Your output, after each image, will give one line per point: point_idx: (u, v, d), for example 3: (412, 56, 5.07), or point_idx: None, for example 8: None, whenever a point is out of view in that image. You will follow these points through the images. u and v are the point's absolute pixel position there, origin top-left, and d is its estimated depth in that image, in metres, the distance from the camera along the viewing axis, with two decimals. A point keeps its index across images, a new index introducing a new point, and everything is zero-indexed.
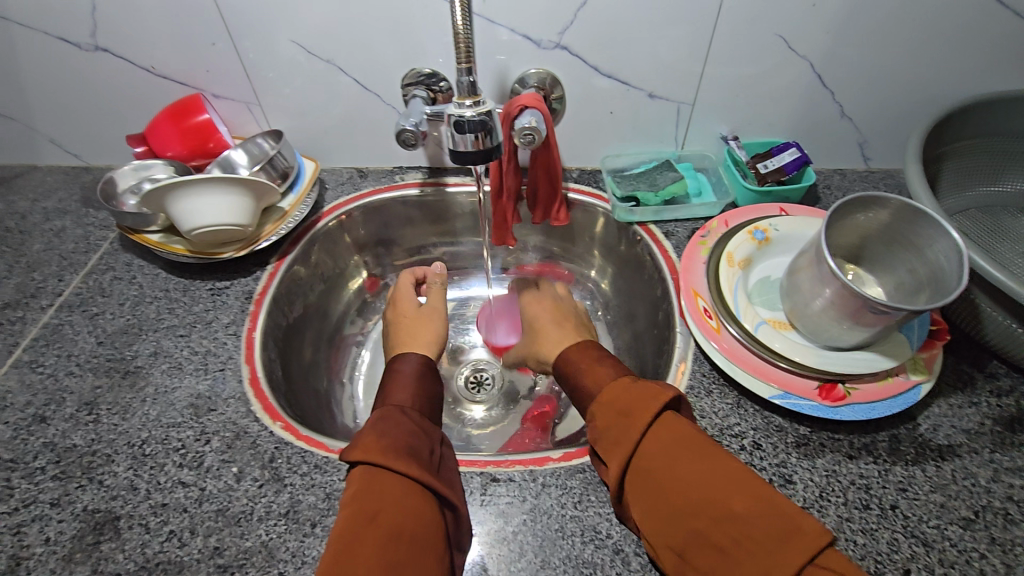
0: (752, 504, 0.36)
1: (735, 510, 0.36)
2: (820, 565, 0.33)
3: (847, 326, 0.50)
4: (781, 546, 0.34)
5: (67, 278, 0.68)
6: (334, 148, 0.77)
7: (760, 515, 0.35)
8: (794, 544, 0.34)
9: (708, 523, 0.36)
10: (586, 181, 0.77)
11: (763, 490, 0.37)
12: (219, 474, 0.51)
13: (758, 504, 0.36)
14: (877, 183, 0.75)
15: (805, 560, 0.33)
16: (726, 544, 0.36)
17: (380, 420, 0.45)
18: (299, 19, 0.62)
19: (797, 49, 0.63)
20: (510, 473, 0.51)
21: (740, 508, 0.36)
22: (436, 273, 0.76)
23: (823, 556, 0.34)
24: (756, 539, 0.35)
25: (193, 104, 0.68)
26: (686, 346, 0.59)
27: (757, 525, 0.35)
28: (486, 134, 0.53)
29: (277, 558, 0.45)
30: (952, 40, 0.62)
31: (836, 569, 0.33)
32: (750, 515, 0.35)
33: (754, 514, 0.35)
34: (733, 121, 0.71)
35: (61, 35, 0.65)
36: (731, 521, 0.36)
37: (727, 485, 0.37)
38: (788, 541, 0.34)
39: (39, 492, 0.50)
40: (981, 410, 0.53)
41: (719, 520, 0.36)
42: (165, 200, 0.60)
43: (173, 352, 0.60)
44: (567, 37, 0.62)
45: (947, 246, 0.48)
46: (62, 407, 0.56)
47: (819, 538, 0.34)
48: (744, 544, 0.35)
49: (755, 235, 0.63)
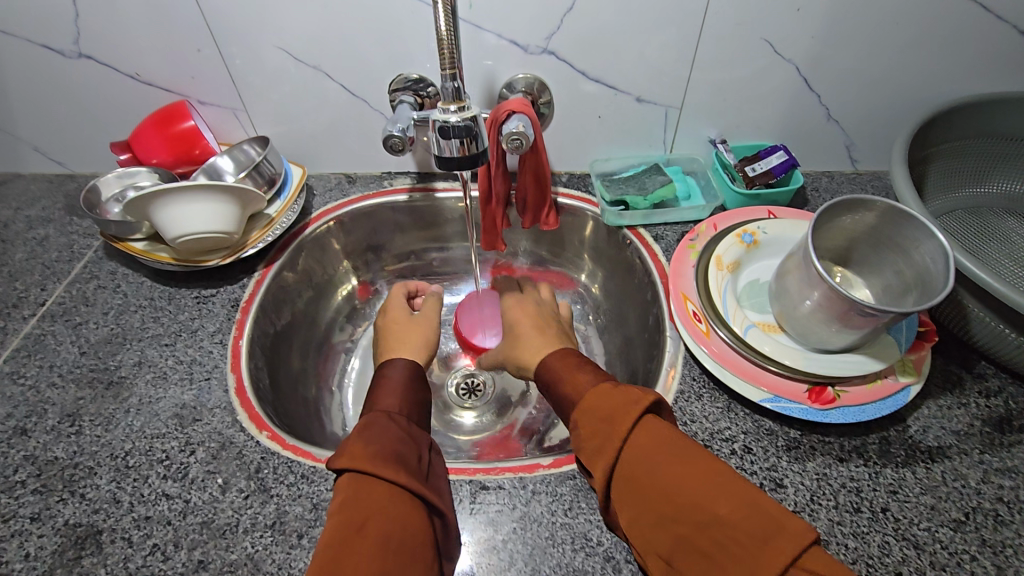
0: (735, 507, 0.36)
1: (719, 514, 0.36)
2: (805, 568, 0.33)
3: (836, 328, 0.50)
4: (766, 550, 0.34)
5: (50, 287, 0.67)
6: (322, 153, 0.77)
7: (744, 518, 0.35)
8: (778, 546, 0.33)
9: (693, 529, 0.36)
10: (575, 185, 0.77)
11: (747, 492, 0.36)
12: (204, 485, 0.50)
13: (744, 508, 0.36)
14: (865, 185, 0.75)
15: (791, 563, 0.33)
16: (711, 549, 0.36)
17: (367, 427, 0.44)
18: (285, 25, 0.61)
19: (784, 53, 0.63)
20: (500, 481, 0.50)
21: (724, 512, 0.36)
22: (432, 291, 0.76)
23: (809, 558, 0.33)
24: (740, 542, 0.35)
25: (178, 111, 0.67)
26: (676, 350, 0.59)
27: (741, 528, 0.35)
28: (472, 139, 0.53)
29: (263, 571, 0.45)
30: (937, 43, 0.62)
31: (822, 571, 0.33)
32: (733, 518, 0.35)
33: (737, 518, 0.35)
34: (721, 125, 0.71)
35: (43, 41, 0.65)
36: (718, 526, 0.35)
37: (711, 489, 0.37)
38: (774, 545, 0.34)
39: (19, 507, 0.49)
40: (970, 411, 0.53)
41: (704, 525, 0.36)
42: (149, 208, 0.59)
43: (158, 362, 0.59)
44: (555, 42, 0.62)
45: (933, 248, 0.48)
46: (44, 419, 0.55)
47: (802, 539, 0.33)
48: (728, 548, 0.35)
49: (744, 238, 0.63)
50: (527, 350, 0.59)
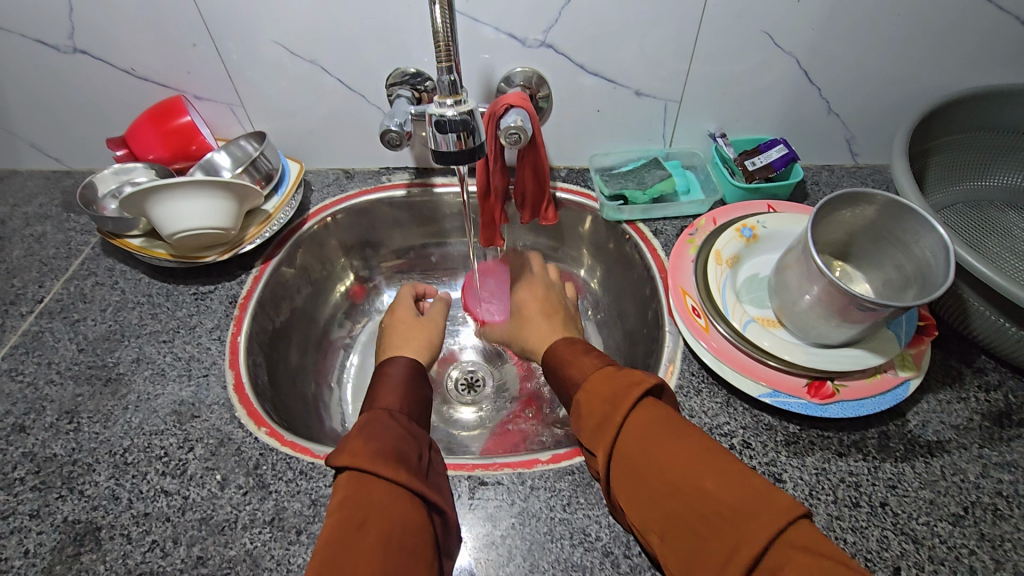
0: (724, 483, 0.36)
1: (710, 490, 0.36)
2: (792, 543, 0.33)
3: (836, 322, 0.49)
4: (753, 523, 0.34)
5: (47, 283, 0.67)
6: (320, 148, 0.76)
7: (731, 491, 0.36)
8: (763, 519, 0.33)
9: (683, 505, 0.37)
10: (574, 180, 0.77)
11: (736, 470, 0.37)
12: (203, 482, 0.50)
13: (731, 483, 0.36)
14: (865, 179, 0.75)
15: (776, 536, 0.33)
16: (700, 525, 0.36)
17: (367, 423, 0.45)
18: (281, 20, 0.61)
19: (783, 45, 0.63)
20: (498, 477, 0.50)
21: (712, 485, 0.36)
22: (440, 296, 0.75)
23: (796, 533, 0.33)
24: (727, 518, 0.35)
25: (174, 106, 0.67)
26: (675, 346, 0.59)
27: (729, 503, 0.35)
28: (468, 133, 0.52)
29: (262, 567, 0.45)
30: (937, 34, 0.62)
31: (808, 545, 0.32)
32: (720, 491, 0.36)
33: (725, 492, 0.36)
34: (721, 118, 0.71)
35: (38, 37, 0.64)
36: (708, 503, 0.36)
37: (700, 465, 0.38)
38: (759, 517, 0.34)
39: (18, 504, 0.49)
40: (970, 405, 0.53)
41: (694, 502, 0.36)
42: (145, 204, 0.59)
43: (156, 358, 0.59)
44: (552, 36, 0.62)
45: (933, 242, 0.48)
46: (42, 416, 0.55)
47: (788, 514, 0.33)
48: (719, 525, 0.35)
49: (743, 233, 0.63)
50: (538, 333, 0.64)
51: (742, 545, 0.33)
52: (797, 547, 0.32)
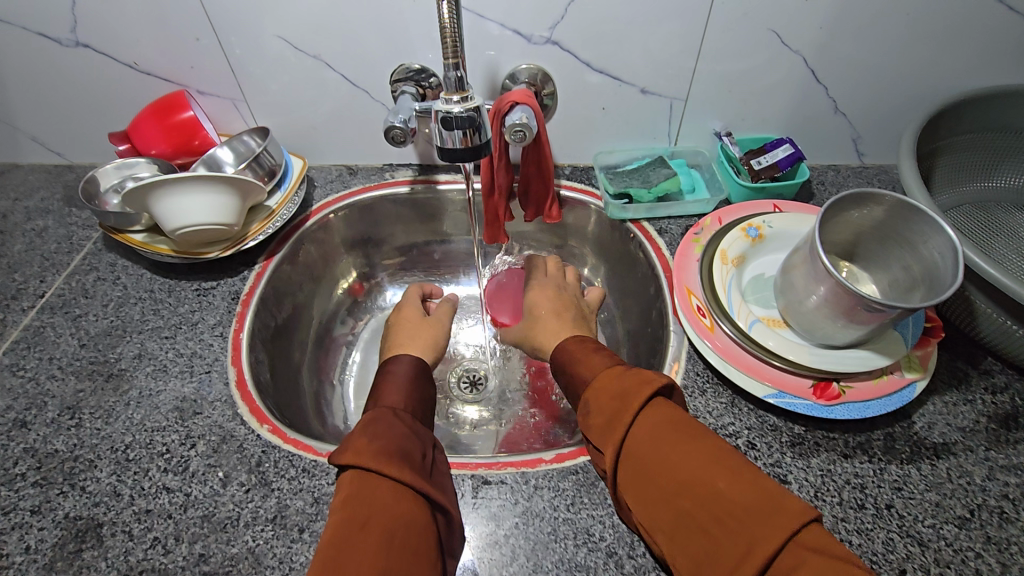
0: (736, 483, 0.36)
1: (722, 491, 0.36)
2: (806, 545, 0.33)
3: (842, 323, 0.49)
4: (766, 525, 0.33)
5: (49, 278, 0.67)
6: (323, 145, 0.76)
7: (744, 492, 0.35)
8: (777, 521, 0.33)
9: (695, 505, 0.36)
10: (579, 178, 0.76)
11: (748, 471, 0.37)
12: (205, 478, 0.50)
13: (743, 483, 0.36)
14: (870, 179, 0.75)
15: (789, 538, 0.33)
16: (710, 525, 0.35)
17: (371, 422, 0.44)
18: (285, 14, 0.60)
19: (790, 44, 0.62)
20: (502, 476, 0.50)
21: (723, 486, 0.36)
22: (447, 296, 0.75)
23: (808, 536, 0.33)
24: (740, 518, 0.34)
25: (177, 101, 0.66)
26: (679, 346, 0.58)
27: (740, 503, 0.35)
28: (474, 130, 0.52)
29: (264, 565, 0.44)
30: (946, 33, 0.61)
31: (821, 548, 0.32)
32: (733, 492, 0.35)
33: (737, 493, 0.35)
34: (726, 117, 0.71)
35: (41, 30, 0.64)
36: (719, 503, 0.36)
37: (711, 466, 0.37)
38: (773, 519, 0.33)
39: (20, 500, 0.49)
40: (975, 407, 0.53)
41: (705, 502, 0.36)
42: (148, 200, 0.58)
43: (158, 354, 0.59)
44: (559, 32, 0.61)
45: (942, 243, 0.47)
46: (44, 412, 0.54)
47: (801, 517, 0.33)
48: (730, 525, 0.35)
49: (748, 233, 0.63)
50: (549, 331, 0.63)
51: (755, 546, 0.33)
52: (812, 551, 0.32)
